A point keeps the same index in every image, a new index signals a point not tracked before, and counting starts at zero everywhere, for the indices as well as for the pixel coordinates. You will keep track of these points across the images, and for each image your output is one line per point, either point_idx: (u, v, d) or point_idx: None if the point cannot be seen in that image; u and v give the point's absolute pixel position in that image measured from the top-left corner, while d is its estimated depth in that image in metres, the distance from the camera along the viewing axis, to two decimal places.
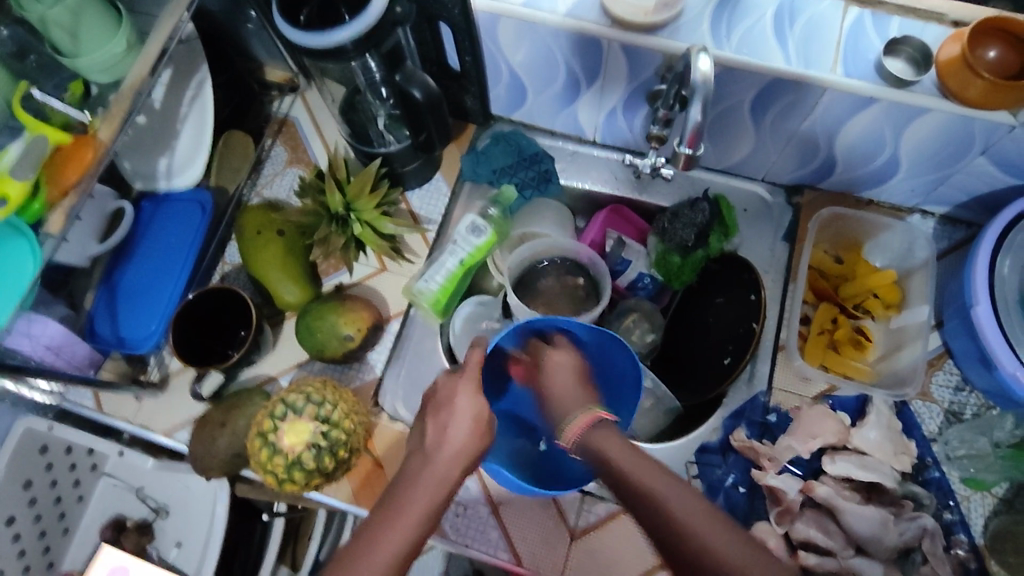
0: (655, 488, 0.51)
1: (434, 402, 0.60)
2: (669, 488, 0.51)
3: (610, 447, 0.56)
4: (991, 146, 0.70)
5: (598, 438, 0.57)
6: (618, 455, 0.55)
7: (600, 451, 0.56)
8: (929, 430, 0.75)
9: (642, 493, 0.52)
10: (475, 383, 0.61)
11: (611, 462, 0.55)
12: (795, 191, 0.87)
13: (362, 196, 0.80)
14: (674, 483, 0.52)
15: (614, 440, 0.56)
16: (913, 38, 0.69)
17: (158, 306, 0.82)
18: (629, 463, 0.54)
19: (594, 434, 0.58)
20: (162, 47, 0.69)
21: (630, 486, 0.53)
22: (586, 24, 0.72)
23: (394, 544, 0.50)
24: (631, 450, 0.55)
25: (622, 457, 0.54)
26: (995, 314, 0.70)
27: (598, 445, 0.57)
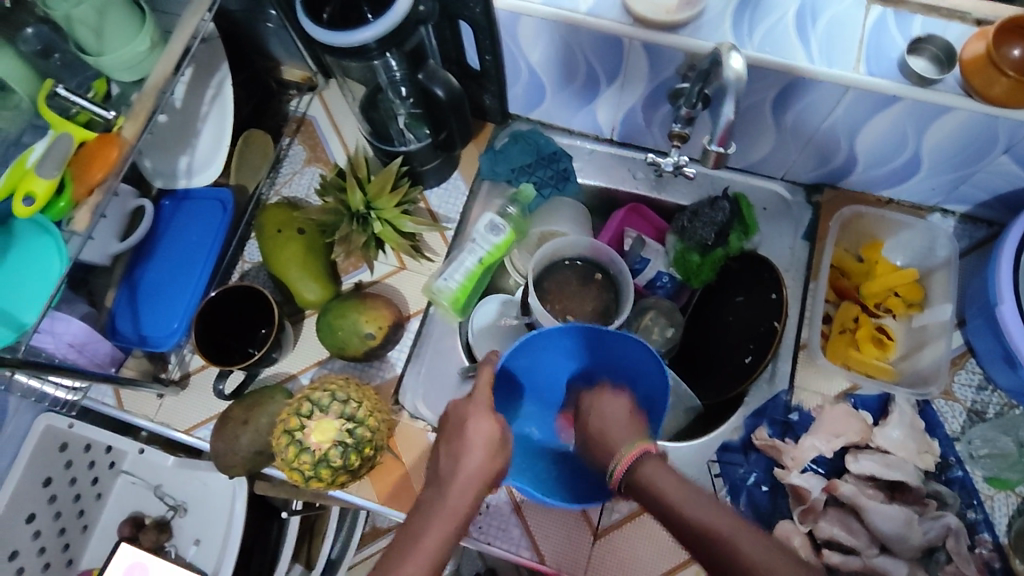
0: (720, 532, 0.52)
1: (448, 429, 0.59)
2: (728, 525, 0.52)
3: (666, 484, 0.56)
4: (1015, 145, 0.70)
5: (650, 474, 0.57)
6: (676, 497, 0.55)
7: (654, 490, 0.56)
8: (952, 429, 0.75)
9: (705, 532, 0.52)
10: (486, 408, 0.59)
11: (668, 502, 0.55)
12: (814, 189, 0.86)
13: (382, 195, 0.81)
14: (730, 518, 0.52)
15: (667, 474, 0.57)
16: (937, 36, 0.69)
17: (179, 304, 0.82)
18: (689, 507, 0.54)
19: (646, 469, 0.58)
20: (186, 45, 0.70)
21: (691, 532, 0.53)
22: (608, 23, 0.72)
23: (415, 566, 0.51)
24: (688, 489, 0.55)
25: (682, 498, 0.55)
26: (1020, 313, 0.69)
27: (652, 484, 0.57)
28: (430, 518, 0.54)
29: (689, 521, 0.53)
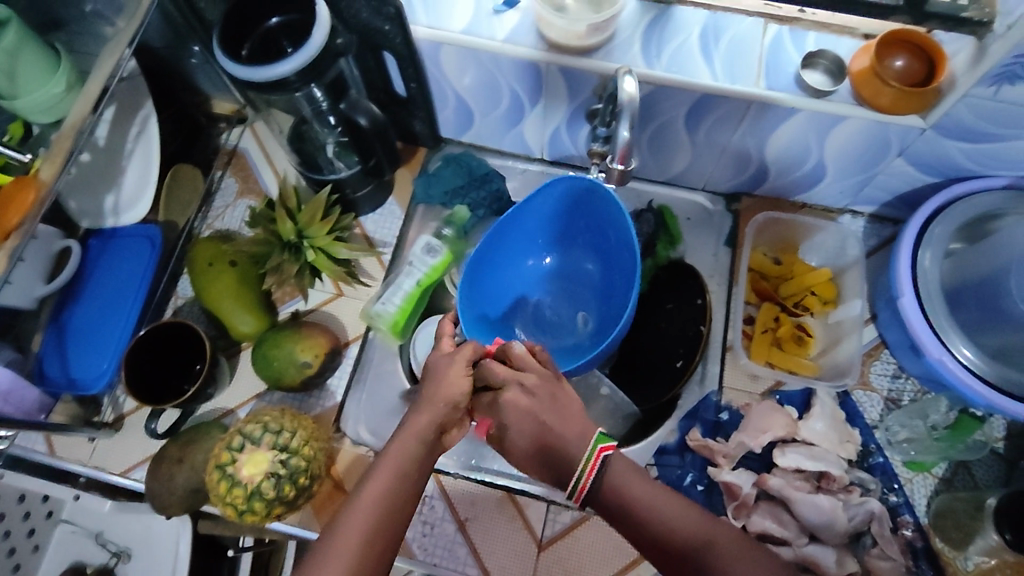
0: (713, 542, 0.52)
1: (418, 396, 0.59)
2: (705, 531, 0.53)
3: (641, 495, 0.54)
4: (907, 148, 0.75)
5: (622, 486, 0.55)
6: (653, 507, 0.54)
7: (628, 502, 0.54)
8: (871, 418, 0.79)
9: (699, 546, 0.52)
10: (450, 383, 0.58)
11: (647, 517, 0.53)
12: (733, 198, 0.91)
13: (314, 223, 0.81)
14: (702, 522, 0.53)
15: (641, 483, 0.55)
16: (828, 51, 0.74)
17: (110, 344, 0.81)
18: (675, 519, 0.53)
19: (619, 479, 0.55)
20: (103, 85, 0.68)
21: (674, 546, 0.53)
22: (523, 49, 0.75)
23: (358, 533, 0.50)
24: (669, 500, 0.54)
25: (667, 512, 0.54)
26: (920, 305, 0.74)
27: (628, 497, 0.54)
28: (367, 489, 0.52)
29: (672, 538, 0.53)
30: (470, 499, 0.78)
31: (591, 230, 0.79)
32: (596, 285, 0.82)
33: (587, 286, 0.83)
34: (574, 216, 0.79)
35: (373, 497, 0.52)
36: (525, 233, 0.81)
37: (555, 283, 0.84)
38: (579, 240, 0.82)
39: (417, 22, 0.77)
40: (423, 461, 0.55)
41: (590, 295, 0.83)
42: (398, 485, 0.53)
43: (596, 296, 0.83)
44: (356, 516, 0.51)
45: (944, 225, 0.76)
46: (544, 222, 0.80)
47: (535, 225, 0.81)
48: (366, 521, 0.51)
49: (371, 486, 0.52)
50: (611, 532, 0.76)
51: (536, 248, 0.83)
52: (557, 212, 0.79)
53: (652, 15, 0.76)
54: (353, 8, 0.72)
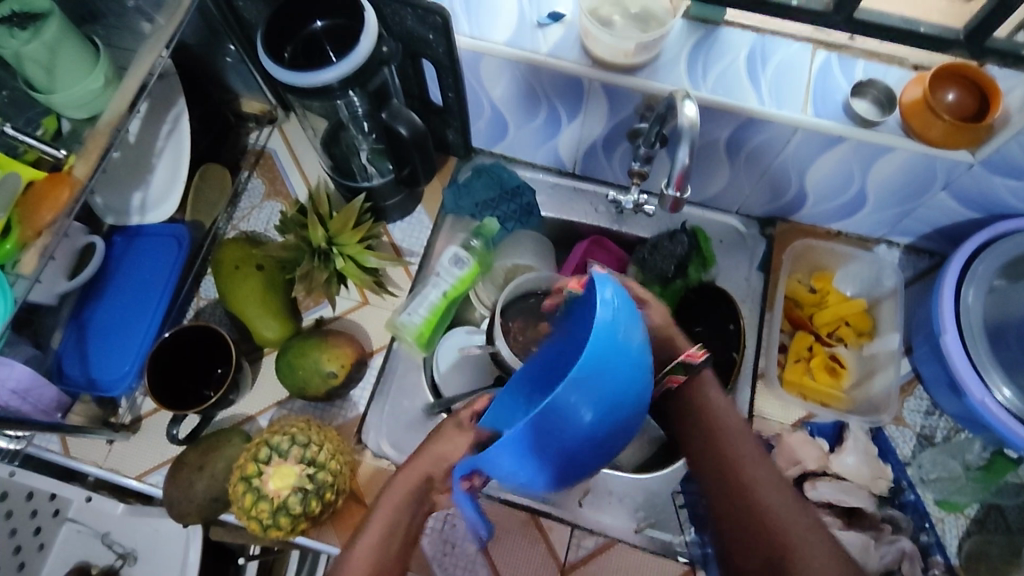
0: (750, 462, 0.52)
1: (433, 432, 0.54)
2: (743, 436, 0.54)
3: (718, 405, 0.56)
4: (952, 182, 0.74)
5: (698, 389, 0.57)
6: (718, 409, 0.56)
7: (701, 394, 0.57)
8: (903, 454, 0.78)
9: (733, 452, 0.52)
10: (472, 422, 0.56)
11: (712, 412, 0.55)
12: (768, 222, 0.90)
13: (345, 231, 0.79)
14: (749, 443, 0.53)
15: (719, 397, 0.57)
16: (879, 81, 0.72)
17: (130, 348, 0.79)
18: (730, 423, 0.55)
19: (706, 382, 0.57)
20: (142, 82, 0.68)
21: (718, 438, 0.54)
22: (568, 64, 0.74)
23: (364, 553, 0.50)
24: (734, 411, 0.56)
25: (724, 411, 0.55)
26: (962, 343, 0.73)
27: (705, 395, 0.57)
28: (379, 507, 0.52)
29: (716, 425, 0.55)
30: (492, 521, 0.77)
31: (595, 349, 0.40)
32: (593, 392, 0.40)
33: (601, 407, 0.41)
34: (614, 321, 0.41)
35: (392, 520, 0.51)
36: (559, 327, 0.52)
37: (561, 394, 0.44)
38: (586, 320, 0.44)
39: (461, 32, 0.75)
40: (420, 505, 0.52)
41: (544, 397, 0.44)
42: (406, 510, 0.52)
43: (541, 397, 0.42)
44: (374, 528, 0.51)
45: (987, 262, 0.75)
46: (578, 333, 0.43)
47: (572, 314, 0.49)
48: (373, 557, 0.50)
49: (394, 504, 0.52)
50: (635, 559, 0.75)
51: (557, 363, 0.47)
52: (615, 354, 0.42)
53: (699, 35, 0.75)
54: (398, 16, 0.70)
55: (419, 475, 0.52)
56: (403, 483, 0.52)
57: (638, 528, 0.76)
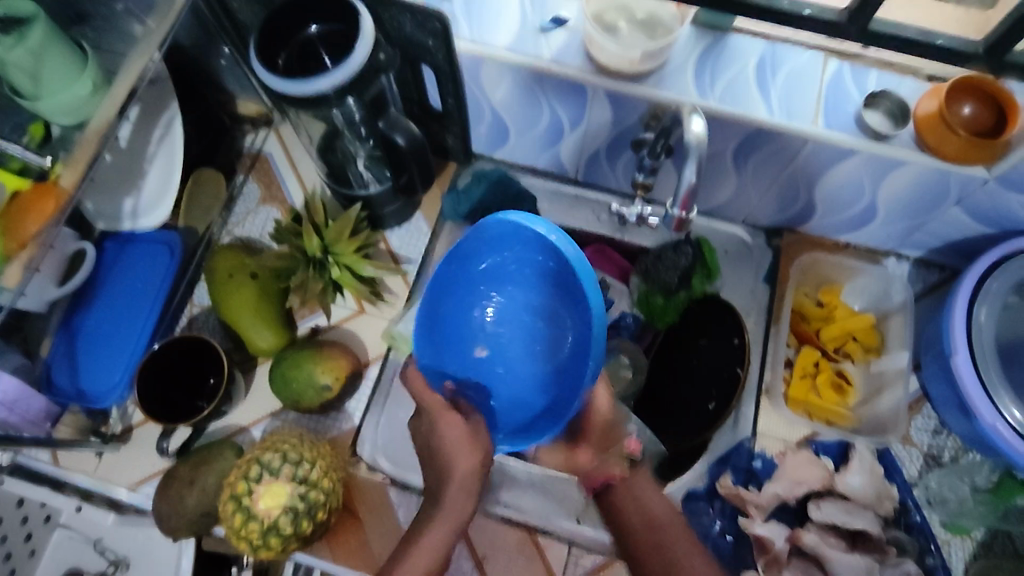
0: (670, 536, 0.63)
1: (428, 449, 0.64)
2: (667, 514, 0.64)
3: (651, 501, 0.65)
4: (965, 198, 0.72)
5: (619, 493, 0.66)
6: (653, 508, 0.64)
7: (635, 497, 0.65)
8: (910, 474, 0.76)
9: (664, 538, 0.63)
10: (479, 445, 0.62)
11: (643, 518, 0.64)
12: (774, 233, 0.88)
13: (341, 239, 0.78)
14: (679, 529, 0.63)
15: (649, 491, 0.66)
16: (891, 93, 0.69)
17: (122, 356, 0.77)
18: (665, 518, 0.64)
19: (642, 488, 0.66)
20: (132, 87, 0.66)
21: (651, 547, 0.63)
22: (571, 71, 0.72)
23: None
24: (664, 503, 0.65)
25: (652, 505, 0.65)
26: (973, 363, 0.71)
27: (629, 500, 0.65)
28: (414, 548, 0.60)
29: (654, 525, 0.63)
30: (488, 537, 0.76)
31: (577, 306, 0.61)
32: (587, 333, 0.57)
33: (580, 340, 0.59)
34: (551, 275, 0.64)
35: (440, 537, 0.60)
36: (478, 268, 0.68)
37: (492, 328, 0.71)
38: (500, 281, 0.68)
39: (461, 37, 0.73)
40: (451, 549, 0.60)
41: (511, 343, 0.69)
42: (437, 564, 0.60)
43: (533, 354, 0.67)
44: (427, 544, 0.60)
45: (1001, 280, 0.73)
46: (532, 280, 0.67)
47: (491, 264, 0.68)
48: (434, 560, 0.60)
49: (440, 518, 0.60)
50: None
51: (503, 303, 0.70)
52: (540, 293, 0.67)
53: (707, 42, 0.73)
54: (397, 20, 0.68)
55: (454, 507, 0.61)
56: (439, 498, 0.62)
57: None
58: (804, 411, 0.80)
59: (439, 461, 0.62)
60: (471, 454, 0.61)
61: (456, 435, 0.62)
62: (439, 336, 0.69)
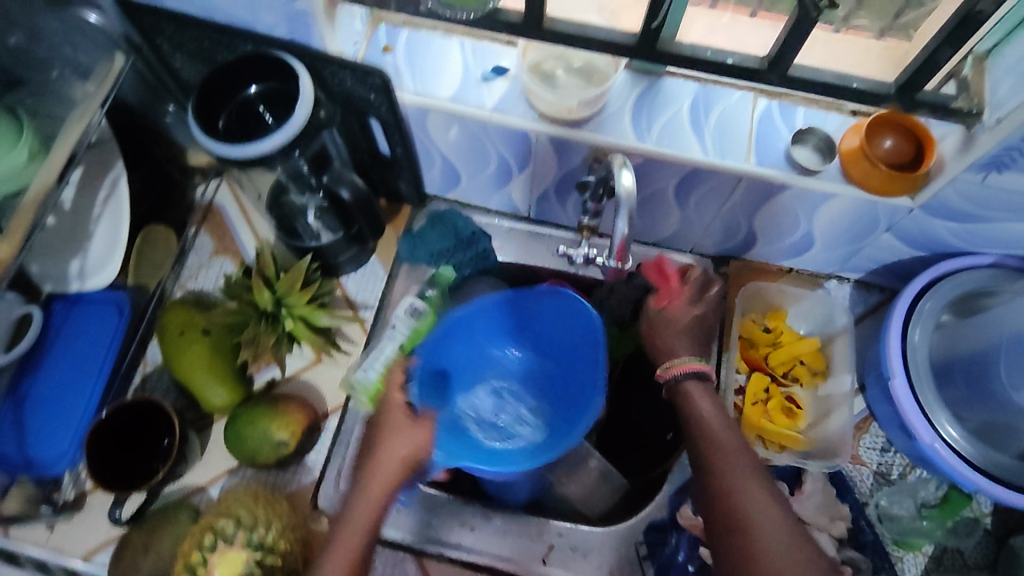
0: (716, 445, 0.65)
1: (378, 428, 0.70)
2: (715, 419, 0.67)
3: (704, 407, 0.68)
4: (895, 224, 0.75)
5: (689, 390, 0.69)
6: (705, 413, 0.67)
7: (690, 401, 0.69)
8: (862, 493, 0.79)
9: (708, 445, 0.65)
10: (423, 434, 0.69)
11: (699, 419, 0.67)
12: (722, 262, 0.91)
13: (293, 291, 0.78)
14: (727, 433, 0.65)
15: (704, 397, 0.69)
16: (818, 128, 0.73)
17: (70, 425, 0.77)
18: (715, 423, 0.66)
19: (697, 397, 0.69)
20: (71, 151, 0.66)
21: (703, 443, 0.65)
22: (513, 119, 0.74)
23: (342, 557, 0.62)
24: (718, 412, 0.67)
25: (708, 413, 0.67)
26: (910, 386, 0.74)
27: (691, 401, 0.68)
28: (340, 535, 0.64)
29: (700, 425, 0.66)
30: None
31: (574, 364, 0.79)
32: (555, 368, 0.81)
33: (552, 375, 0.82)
34: (564, 344, 0.80)
35: (368, 514, 0.65)
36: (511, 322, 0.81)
37: (488, 378, 0.84)
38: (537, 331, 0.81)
39: (404, 88, 0.74)
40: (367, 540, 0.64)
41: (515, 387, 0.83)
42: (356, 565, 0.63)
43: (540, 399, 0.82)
44: (358, 513, 0.65)
45: (934, 300, 0.76)
46: (531, 346, 0.83)
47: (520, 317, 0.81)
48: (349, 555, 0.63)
49: (368, 495, 0.66)
50: None
51: (494, 359, 0.83)
52: (542, 359, 0.83)
53: (643, 85, 0.75)
54: (337, 77, 0.69)
55: (372, 493, 0.66)
56: (367, 486, 0.66)
57: None
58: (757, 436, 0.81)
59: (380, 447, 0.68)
60: (410, 441, 0.68)
61: (400, 423, 0.69)
62: (437, 369, 0.79)
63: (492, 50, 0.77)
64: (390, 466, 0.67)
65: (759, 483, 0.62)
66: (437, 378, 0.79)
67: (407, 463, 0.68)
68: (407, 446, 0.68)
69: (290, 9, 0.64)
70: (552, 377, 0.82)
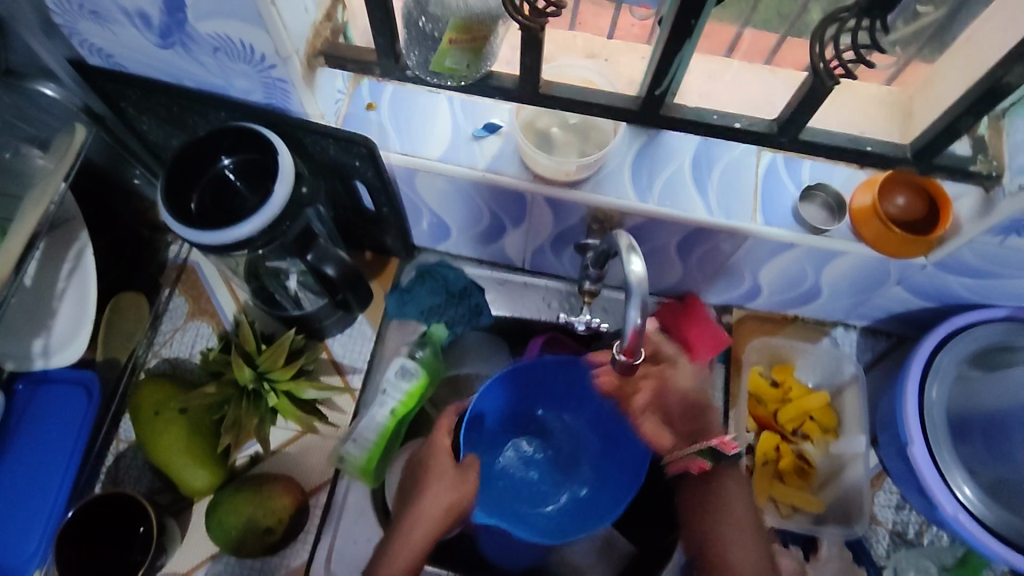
0: (711, 527, 0.67)
1: (421, 469, 0.67)
2: (736, 504, 0.67)
3: (733, 499, 0.67)
4: (906, 279, 0.72)
5: (716, 475, 0.68)
6: (735, 507, 0.67)
7: (721, 492, 0.68)
8: (878, 555, 0.76)
9: (709, 535, 0.67)
10: (465, 478, 0.65)
11: (715, 508, 0.68)
12: (725, 311, 0.87)
13: (276, 367, 0.73)
14: (738, 530, 0.67)
15: (736, 490, 0.68)
16: (827, 185, 0.70)
17: (38, 515, 0.71)
18: (736, 514, 0.67)
19: (728, 485, 0.68)
20: (32, 233, 0.60)
21: (698, 521, 0.69)
22: (508, 180, 0.70)
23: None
24: (743, 502, 0.67)
25: (733, 500, 0.68)
26: (929, 448, 0.71)
27: (721, 493, 0.68)
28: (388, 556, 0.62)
29: (724, 505, 0.67)
30: None
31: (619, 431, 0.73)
32: (605, 429, 0.75)
33: (600, 437, 0.76)
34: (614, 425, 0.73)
35: (415, 543, 0.62)
36: (547, 385, 0.75)
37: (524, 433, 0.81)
38: (568, 396, 0.76)
39: (391, 148, 0.70)
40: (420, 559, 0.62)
41: (583, 447, 0.79)
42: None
43: (587, 460, 0.79)
44: (403, 549, 0.62)
45: (951, 355, 0.74)
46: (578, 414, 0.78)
47: (563, 384, 0.74)
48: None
49: (418, 520, 0.63)
50: None
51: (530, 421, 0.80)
52: (593, 430, 0.78)
53: (642, 139, 0.72)
54: (320, 145, 0.65)
55: (424, 519, 0.63)
56: (414, 521, 0.63)
57: None
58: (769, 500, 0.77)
59: (421, 486, 0.66)
60: (455, 490, 0.64)
61: (444, 471, 0.65)
62: (475, 420, 0.72)
63: (482, 105, 0.73)
64: (439, 496, 0.64)
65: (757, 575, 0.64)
66: (474, 421, 0.71)
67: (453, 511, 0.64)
68: (451, 493, 0.64)
69: (266, 76, 0.59)
70: (593, 439, 0.78)
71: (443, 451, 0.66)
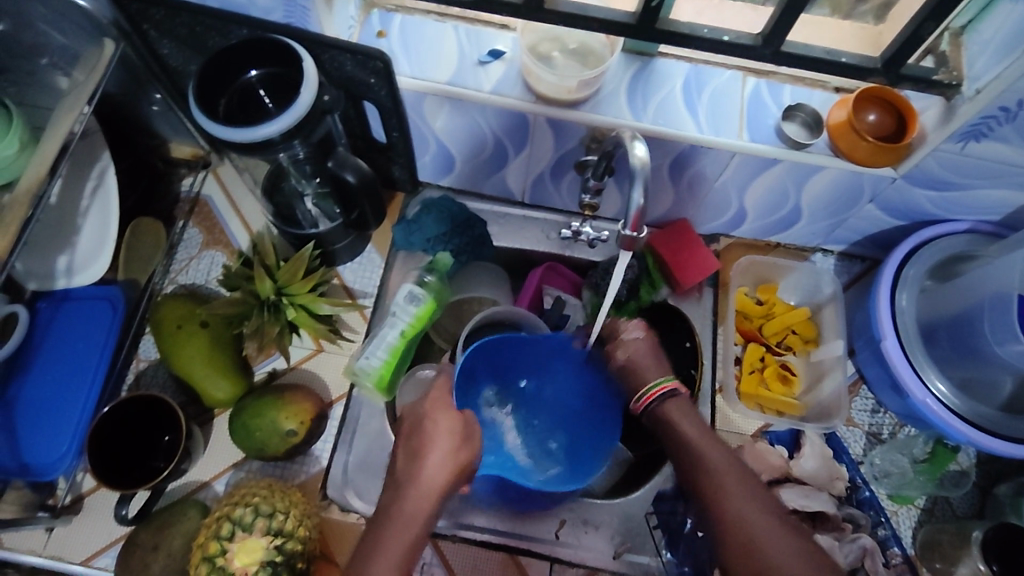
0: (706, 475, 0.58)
1: (413, 426, 0.61)
2: (701, 435, 0.61)
3: (687, 427, 0.62)
4: (879, 195, 0.79)
5: (672, 416, 0.63)
6: (692, 435, 0.61)
7: (673, 425, 0.63)
8: (856, 453, 0.83)
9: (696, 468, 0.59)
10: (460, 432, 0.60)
11: (683, 447, 0.61)
12: (712, 240, 0.93)
13: (295, 281, 0.77)
14: (725, 463, 0.59)
15: (687, 421, 0.62)
16: (805, 105, 0.76)
17: (68, 427, 0.74)
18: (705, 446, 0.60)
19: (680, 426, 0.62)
20: (63, 142, 0.64)
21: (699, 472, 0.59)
22: (511, 101, 0.74)
23: (394, 551, 0.53)
24: (706, 431, 0.61)
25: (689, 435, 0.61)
26: (900, 346, 0.78)
27: (673, 421, 0.63)
28: (389, 523, 0.55)
29: (696, 460, 0.60)
30: (469, 559, 0.78)
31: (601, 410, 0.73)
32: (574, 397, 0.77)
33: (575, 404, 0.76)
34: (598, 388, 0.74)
35: (418, 505, 0.56)
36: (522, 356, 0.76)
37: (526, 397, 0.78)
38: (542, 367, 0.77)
39: (401, 73, 0.74)
40: (425, 523, 0.56)
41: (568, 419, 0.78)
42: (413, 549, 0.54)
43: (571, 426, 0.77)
44: (405, 512, 0.55)
45: (917, 267, 0.81)
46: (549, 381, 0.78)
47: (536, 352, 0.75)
48: (401, 551, 0.54)
49: (420, 484, 0.56)
50: None
51: (509, 376, 0.79)
52: (576, 393, 0.77)
53: (636, 67, 0.77)
54: (337, 61, 0.69)
55: (427, 482, 0.57)
56: (408, 488, 0.57)
57: (618, 554, 0.77)
58: (756, 404, 0.85)
59: (415, 448, 0.59)
60: (456, 451, 0.59)
61: (451, 428, 0.60)
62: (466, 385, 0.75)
63: (487, 34, 0.78)
64: (440, 454, 0.58)
65: (784, 531, 0.54)
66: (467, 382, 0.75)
67: (453, 466, 0.58)
68: (460, 450, 0.59)
69: None
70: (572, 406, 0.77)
71: (442, 406, 0.62)
